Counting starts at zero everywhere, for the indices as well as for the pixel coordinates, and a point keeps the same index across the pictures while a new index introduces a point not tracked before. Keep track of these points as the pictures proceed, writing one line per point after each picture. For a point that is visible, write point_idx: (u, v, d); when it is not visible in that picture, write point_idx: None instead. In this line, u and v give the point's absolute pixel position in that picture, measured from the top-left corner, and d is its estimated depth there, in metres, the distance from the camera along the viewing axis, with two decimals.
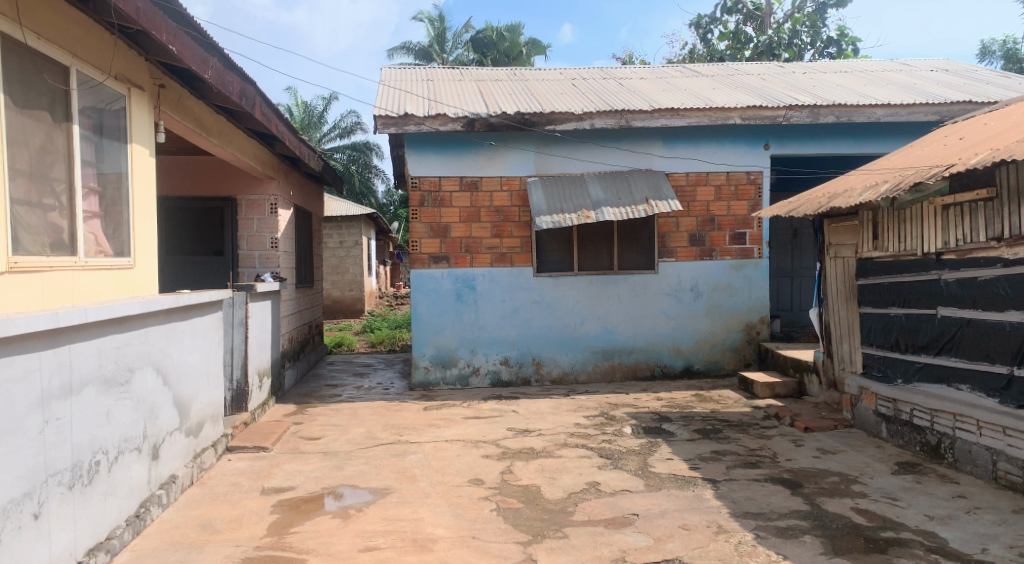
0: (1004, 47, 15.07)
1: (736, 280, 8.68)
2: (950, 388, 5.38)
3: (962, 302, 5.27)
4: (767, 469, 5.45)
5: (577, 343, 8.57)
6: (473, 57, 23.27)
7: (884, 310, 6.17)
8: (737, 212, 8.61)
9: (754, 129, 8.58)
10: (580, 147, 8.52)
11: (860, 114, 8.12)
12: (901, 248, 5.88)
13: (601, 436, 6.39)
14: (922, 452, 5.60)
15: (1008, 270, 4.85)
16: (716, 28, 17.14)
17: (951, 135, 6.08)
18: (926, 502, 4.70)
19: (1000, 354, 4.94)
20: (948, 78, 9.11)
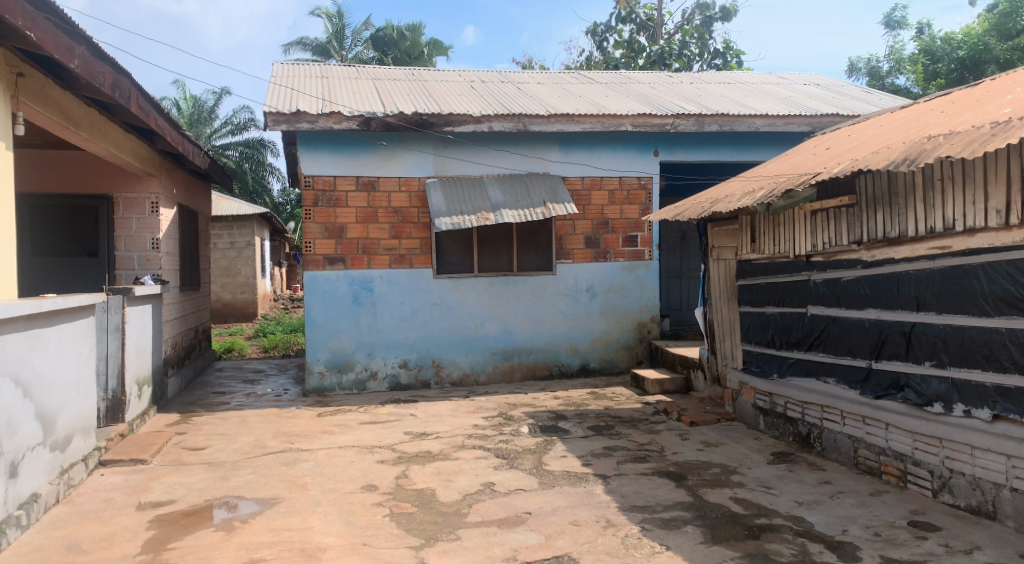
0: (868, 65, 16.34)
1: (629, 281, 8.97)
2: (817, 381, 5.78)
3: (828, 301, 5.67)
4: (654, 463, 5.66)
5: (476, 345, 8.59)
6: (373, 55, 22.93)
7: (761, 309, 6.56)
8: (629, 215, 8.89)
9: (645, 136, 8.90)
10: (478, 149, 8.57)
11: (741, 124, 8.59)
12: (776, 251, 6.29)
13: (498, 437, 6.43)
14: (794, 442, 5.99)
15: (866, 271, 5.26)
16: (611, 36, 17.63)
17: (819, 146, 6.53)
18: (796, 488, 5.03)
19: (859, 349, 5.35)
20: (819, 92, 9.78)
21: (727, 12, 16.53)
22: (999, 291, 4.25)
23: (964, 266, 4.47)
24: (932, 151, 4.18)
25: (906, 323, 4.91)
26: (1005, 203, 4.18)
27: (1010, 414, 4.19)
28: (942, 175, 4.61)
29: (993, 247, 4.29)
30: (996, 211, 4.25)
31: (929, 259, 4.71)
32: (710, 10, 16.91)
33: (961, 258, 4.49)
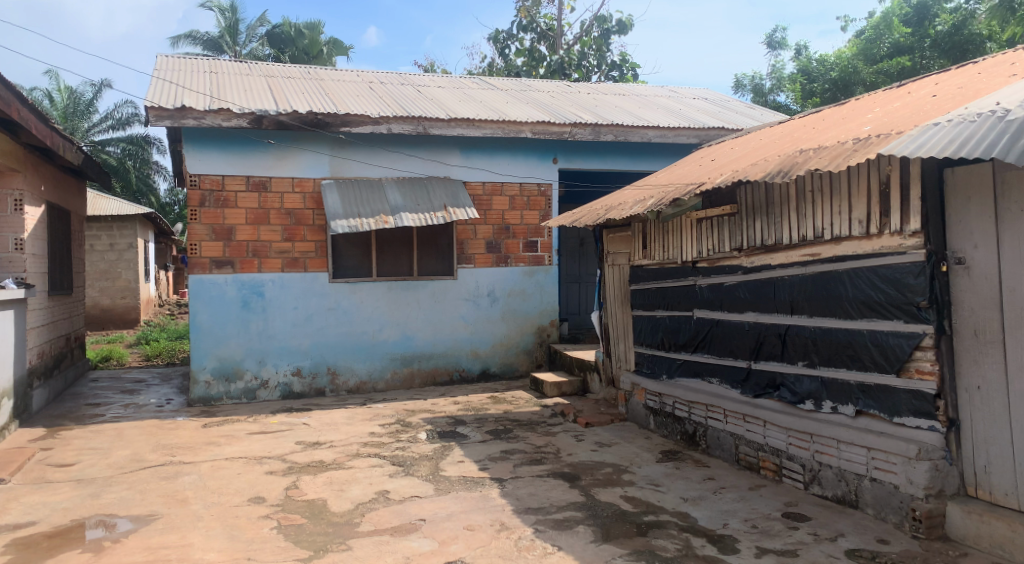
0: (753, 82, 17.30)
1: (529, 285, 9.08)
2: (703, 381, 6.06)
3: (712, 305, 5.96)
4: (549, 465, 5.74)
5: (374, 351, 8.44)
6: (270, 52, 22.17)
7: (651, 313, 6.81)
8: (529, 221, 9.00)
9: (545, 143, 9.05)
10: (377, 151, 8.44)
11: (635, 134, 8.88)
12: (666, 257, 6.56)
13: (395, 444, 6.33)
14: (682, 440, 6.23)
15: (746, 276, 5.55)
16: (512, 43, 17.84)
17: (705, 157, 6.85)
18: (682, 485, 5.23)
19: (741, 350, 5.64)
20: (707, 106, 10.25)
21: (623, 26, 17.07)
22: (861, 295, 4.58)
23: (831, 272, 4.80)
24: (803, 164, 4.46)
25: (781, 325, 5.23)
26: (866, 213, 4.52)
27: (870, 409, 4.53)
28: (812, 187, 4.93)
29: (856, 254, 4.61)
30: (859, 221, 4.57)
31: (801, 265, 5.03)
32: (608, 23, 17.43)
33: (829, 265, 4.81)
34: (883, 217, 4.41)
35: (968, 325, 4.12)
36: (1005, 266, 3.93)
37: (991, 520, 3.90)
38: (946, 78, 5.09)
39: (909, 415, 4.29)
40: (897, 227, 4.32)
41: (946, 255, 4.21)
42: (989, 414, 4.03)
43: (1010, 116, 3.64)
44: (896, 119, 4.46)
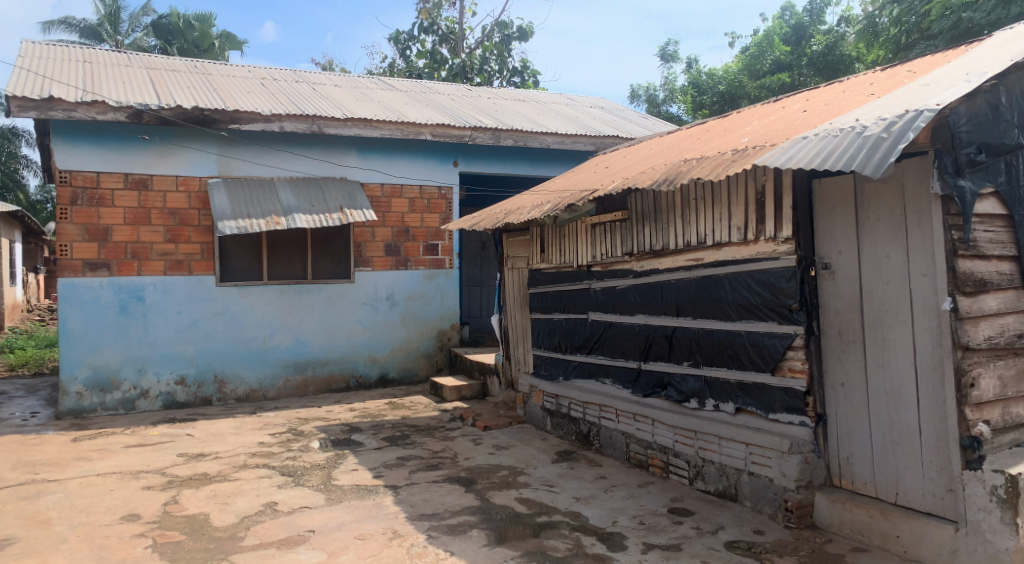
0: (647, 93, 17.91)
1: (429, 289, 9.00)
2: (597, 382, 6.22)
3: (605, 307, 6.12)
4: (445, 470, 5.70)
5: (265, 358, 8.14)
6: (155, 43, 20.99)
7: (548, 315, 6.92)
8: (429, 224, 8.93)
9: (445, 146, 9.02)
10: (269, 150, 8.16)
11: (534, 140, 9.00)
12: (562, 261, 6.69)
13: (285, 454, 6.11)
14: (576, 440, 6.36)
15: (637, 280, 5.74)
16: (414, 45, 17.69)
17: (600, 164, 7.03)
18: (575, 485, 5.33)
19: (632, 351, 5.82)
20: (603, 114, 10.53)
21: (524, 32, 17.28)
22: (740, 298, 4.81)
23: (713, 276, 5.03)
24: (686, 172, 4.65)
25: (668, 327, 5.43)
26: (744, 221, 4.76)
27: (749, 406, 4.78)
28: (696, 195, 5.15)
29: (735, 259, 4.86)
30: (737, 228, 4.82)
31: (686, 269, 5.25)
32: (508, 29, 17.61)
33: (711, 269, 5.04)
34: (759, 224, 4.66)
35: (833, 327, 4.41)
36: (864, 271, 4.23)
37: (853, 508, 4.18)
38: (815, 95, 5.45)
39: (782, 412, 4.56)
40: (772, 234, 4.58)
41: (815, 261, 4.49)
42: (851, 409, 4.33)
43: (867, 131, 3.83)
44: (770, 132, 4.73)
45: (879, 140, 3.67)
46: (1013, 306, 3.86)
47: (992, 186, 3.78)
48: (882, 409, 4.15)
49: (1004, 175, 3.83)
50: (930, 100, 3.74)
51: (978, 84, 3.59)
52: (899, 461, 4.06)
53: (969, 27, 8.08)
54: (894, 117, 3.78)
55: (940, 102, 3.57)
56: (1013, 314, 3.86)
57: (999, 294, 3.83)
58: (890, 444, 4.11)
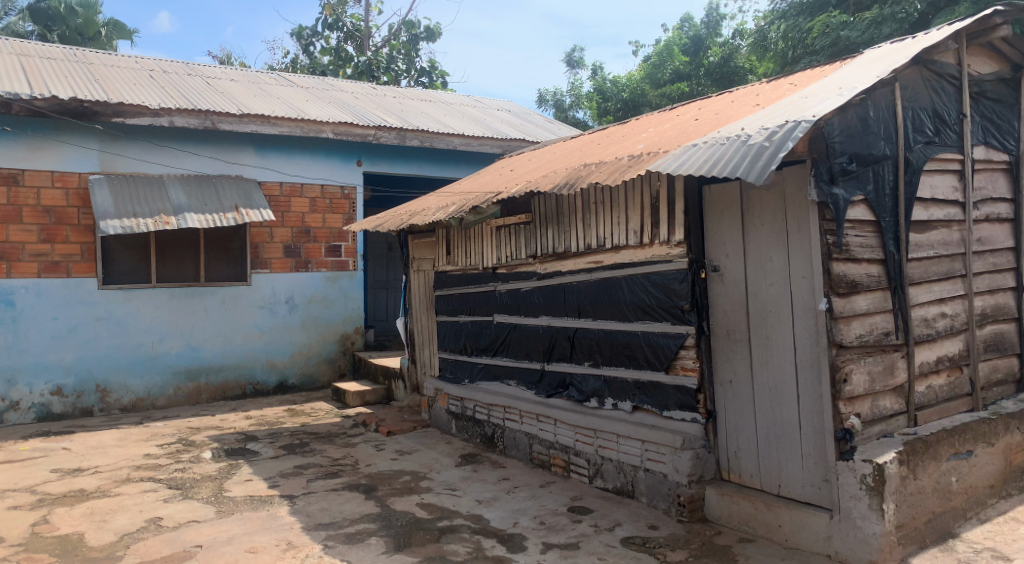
0: (554, 97, 18.17)
1: (332, 292, 8.77)
2: (502, 384, 6.23)
3: (510, 309, 6.15)
4: (345, 478, 5.56)
5: (154, 365, 7.71)
6: (32, 28, 19.45)
7: (454, 318, 6.89)
8: (332, 224, 8.71)
9: (348, 145, 8.83)
10: (158, 146, 7.75)
11: (440, 141, 8.96)
12: (467, 263, 6.67)
13: (173, 466, 5.80)
14: (481, 443, 6.35)
15: (540, 282, 5.80)
16: (317, 41, 17.25)
17: (505, 166, 7.05)
18: (478, 488, 5.32)
19: (535, 353, 5.88)
20: (510, 117, 10.61)
21: (432, 33, 17.17)
22: (637, 299, 4.94)
23: (612, 278, 5.14)
24: (585, 177, 4.72)
25: (570, 328, 5.51)
26: (640, 224, 4.89)
27: (645, 404, 4.91)
28: (595, 199, 5.25)
29: (632, 262, 4.98)
30: (634, 231, 4.94)
31: (587, 271, 5.34)
32: (416, 28, 17.48)
33: (610, 271, 5.15)
34: (654, 228, 4.80)
35: (722, 326, 4.59)
36: (749, 273, 4.43)
37: (740, 500, 4.37)
38: (706, 104, 5.67)
39: (676, 409, 4.72)
40: (666, 238, 4.73)
41: (705, 263, 4.67)
42: (738, 405, 4.52)
43: (751, 140, 4.00)
44: (664, 138, 4.88)
45: (761, 149, 3.84)
46: (882, 306, 4.13)
47: (862, 194, 4.04)
48: (766, 405, 4.35)
49: (873, 183, 4.09)
50: (807, 112, 3.95)
51: (849, 98, 3.82)
52: (781, 454, 4.27)
53: (847, 44, 8.61)
54: (776, 127, 3.96)
55: (815, 113, 3.77)
56: (882, 314, 4.13)
57: (869, 294, 4.09)
58: (773, 438, 4.31)
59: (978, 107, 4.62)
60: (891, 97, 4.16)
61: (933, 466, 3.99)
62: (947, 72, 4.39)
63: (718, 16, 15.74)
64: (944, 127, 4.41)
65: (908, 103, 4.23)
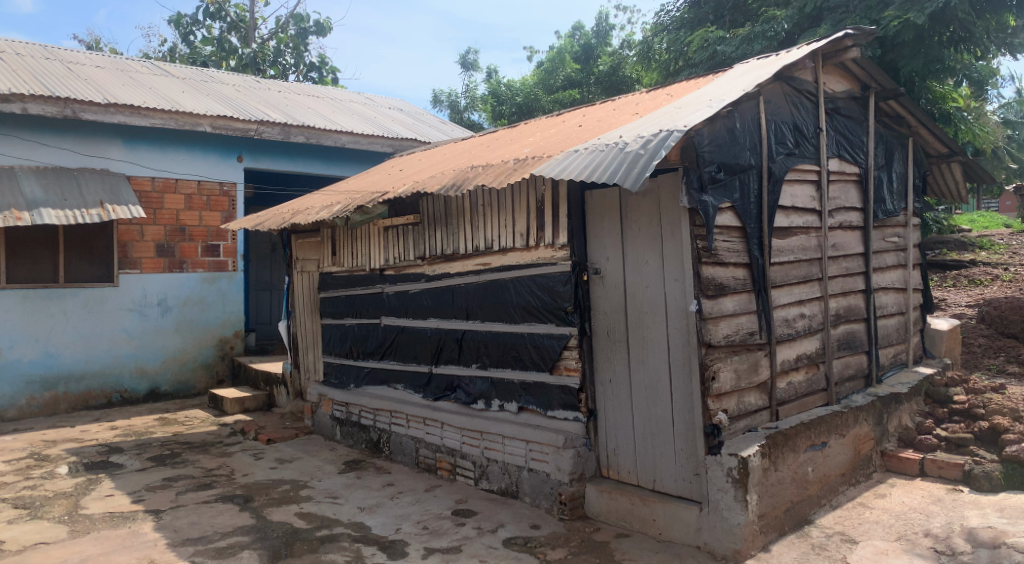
0: (449, 98, 18.13)
1: (209, 293, 8.34)
2: (389, 388, 6.13)
3: (398, 312, 6.06)
4: (218, 489, 5.28)
5: (3, 373, 7.06)
6: None
7: (340, 321, 6.71)
8: (210, 223, 8.28)
9: (228, 140, 8.44)
10: (10, 135, 7.10)
11: (327, 138, 8.72)
12: (354, 264, 6.51)
13: (22, 483, 5.31)
14: (366, 448, 6.22)
15: (428, 284, 5.75)
16: (198, 30, 16.41)
17: (394, 166, 6.95)
18: (361, 495, 5.19)
19: (422, 356, 5.81)
20: (401, 116, 10.48)
21: (322, 27, 16.72)
22: (523, 301, 4.99)
23: (499, 280, 5.16)
24: (470, 179, 4.72)
25: (458, 330, 5.49)
26: (525, 227, 4.94)
27: (530, 405, 4.97)
28: (483, 201, 5.26)
29: (519, 264, 5.03)
30: (520, 234, 4.98)
31: (474, 273, 5.34)
32: (305, 22, 16.98)
33: (497, 273, 5.17)
34: (539, 231, 4.86)
35: (602, 327, 4.71)
36: (628, 276, 4.56)
37: (617, 496, 4.49)
38: (591, 111, 5.82)
39: (559, 409, 4.80)
40: (550, 241, 4.80)
41: (587, 266, 4.77)
42: (617, 403, 4.65)
43: (628, 147, 4.12)
44: (549, 142, 4.95)
45: (637, 156, 3.95)
46: (747, 307, 4.36)
47: (730, 201, 4.26)
48: (643, 403, 4.50)
49: (739, 192, 4.32)
50: (680, 122, 4.11)
51: (718, 109, 4.00)
52: (656, 450, 4.43)
53: (723, 59, 9.06)
54: (651, 136, 4.10)
55: (686, 123, 3.93)
56: (748, 315, 4.36)
57: (735, 296, 4.31)
58: (649, 436, 4.46)
59: (833, 122, 4.99)
60: (755, 111, 4.41)
61: (792, 457, 4.25)
62: (804, 88, 4.72)
63: (607, 25, 16.27)
64: (803, 139, 4.73)
65: (770, 117, 4.51)
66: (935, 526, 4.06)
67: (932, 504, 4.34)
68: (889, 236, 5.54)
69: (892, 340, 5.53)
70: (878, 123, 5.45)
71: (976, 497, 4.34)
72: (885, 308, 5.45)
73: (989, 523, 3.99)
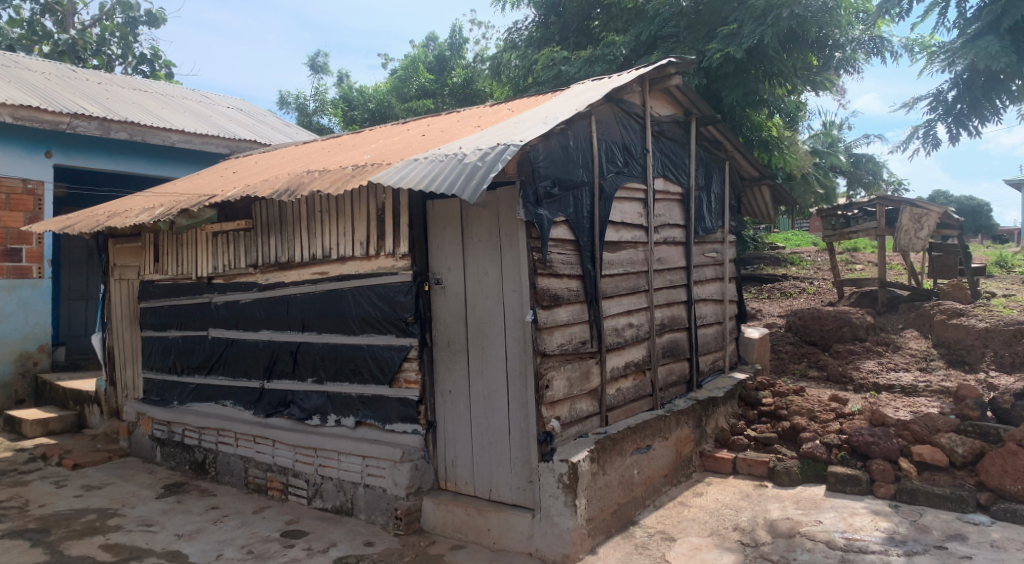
0: (297, 101, 17.55)
1: (7, 303, 7.42)
2: (217, 405, 5.74)
3: (227, 323, 5.70)
4: (8, 524, 4.68)
5: None
6: None
7: (163, 333, 6.21)
8: (9, 224, 7.41)
9: (34, 133, 7.60)
10: None
11: (154, 136, 8.10)
12: (179, 271, 6.06)
13: None
14: (190, 470, 5.79)
15: (261, 293, 5.46)
16: (4, 10, 14.70)
17: (227, 169, 6.55)
18: (179, 521, 4.81)
19: (254, 370, 5.50)
20: (241, 117, 9.96)
21: (155, 18, 15.57)
22: (362, 312, 4.85)
23: (337, 290, 4.99)
24: (306, 184, 4.53)
25: (293, 342, 5.25)
26: (365, 236, 4.82)
27: (368, 419, 4.82)
28: (320, 208, 5.08)
29: (357, 273, 4.89)
30: (360, 242, 4.86)
31: (311, 283, 5.13)
32: (134, 11, 15.74)
33: (334, 283, 5.00)
34: (379, 240, 4.76)
35: (443, 338, 4.68)
36: (468, 286, 4.57)
37: (453, 508, 4.46)
38: (435, 121, 5.81)
39: (397, 422, 4.71)
40: (391, 250, 4.71)
41: (428, 277, 4.73)
42: (456, 414, 4.63)
43: (467, 158, 4.13)
44: (390, 150, 4.88)
45: (475, 168, 3.96)
46: (580, 317, 4.51)
47: (564, 216, 4.40)
48: (481, 413, 4.52)
49: (573, 207, 4.48)
50: (517, 137, 4.19)
51: (552, 126, 4.12)
52: (492, 460, 4.45)
53: (567, 78, 9.46)
54: (488, 149, 4.13)
55: (522, 138, 4.00)
56: (581, 324, 4.51)
57: (569, 307, 4.45)
58: (486, 445, 4.48)
59: (659, 144, 5.32)
60: (587, 130, 4.61)
61: (619, 461, 4.44)
62: (632, 111, 5.00)
63: (461, 39, 16.43)
64: (631, 159, 5.00)
65: (601, 136, 4.73)
66: (742, 520, 4.40)
67: (741, 499, 4.70)
68: (708, 251, 5.97)
69: (710, 348, 5.96)
70: (699, 147, 5.89)
71: (778, 491, 4.74)
72: (704, 318, 5.86)
73: (787, 514, 4.39)
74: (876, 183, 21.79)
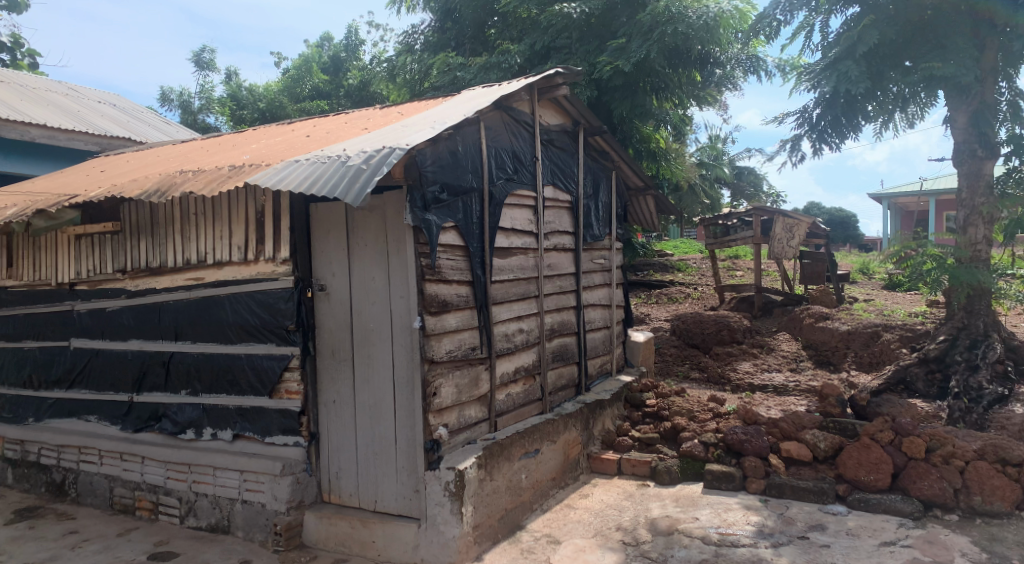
0: (180, 98, 16.68)
1: None
2: (79, 421, 5.32)
3: (91, 333, 5.30)
4: None
5: None
6: None
7: (17, 344, 5.70)
8: None
9: None
10: None
11: (11, 130, 7.45)
12: (36, 277, 5.57)
13: None
14: (47, 493, 5.35)
15: (130, 301, 5.11)
16: None
17: (94, 167, 6.10)
18: (31, 548, 4.41)
19: (121, 383, 5.14)
20: (113, 112, 9.34)
21: (16, 3, 14.37)
22: (241, 320, 4.63)
23: (213, 297, 4.74)
24: (178, 185, 4.27)
25: (165, 353, 4.94)
26: (244, 240, 4.61)
27: (246, 432, 4.60)
28: (195, 211, 4.81)
29: (235, 279, 4.66)
30: (237, 247, 4.63)
31: (185, 289, 4.86)
32: None
33: (210, 289, 4.75)
34: (259, 245, 4.56)
35: (327, 346, 4.53)
36: (354, 292, 4.44)
37: (336, 521, 4.33)
38: (321, 122, 5.64)
39: (278, 434, 4.52)
40: (271, 255, 4.51)
41: (311, 282, 4.56)
42: (341, 423, 4.49)
43: (350, 161, 4.01)
44: (271, 151, 4.68)
45: (359, 171, 3.86)
46: (469, 323, 4.49)
47: (453, 221, 4.37)
48: (366, 422, 4.40)
49: (461, 212, 4.46)
50: (403, 140, 4.12)
51: (440, 131, 4.09)
52: (378, 470, 4.35)
53: (461, 84, 9.47)
54: (373, 151, 4.04)
55: (408, 142, 3.94)
56: (470, 330, 4.49)
57: (458, 312, 4.41)
58: (371, 456, 4.37)
59: (548, 152, 5.40)
60: (476, 136, 4.60)
61: (506, 466, 4.45)
62: (522, 119, 5.05)
63: (357, 41, 16.15)
64: (520, 166, 5.03)
65: (491, 142, 4.73)
66: (625, 519, 4.50)
67: (624, 499, 4.81)
68: (596, 258, 6.11)
69: (598, 352, 6.09)
70: (587, 156, 6.02)
71: (659, 490, 4.90)
72: (593, 323, 5.99)
73: (667, 512, 4.53)
74: (757, 195, 23.12)
